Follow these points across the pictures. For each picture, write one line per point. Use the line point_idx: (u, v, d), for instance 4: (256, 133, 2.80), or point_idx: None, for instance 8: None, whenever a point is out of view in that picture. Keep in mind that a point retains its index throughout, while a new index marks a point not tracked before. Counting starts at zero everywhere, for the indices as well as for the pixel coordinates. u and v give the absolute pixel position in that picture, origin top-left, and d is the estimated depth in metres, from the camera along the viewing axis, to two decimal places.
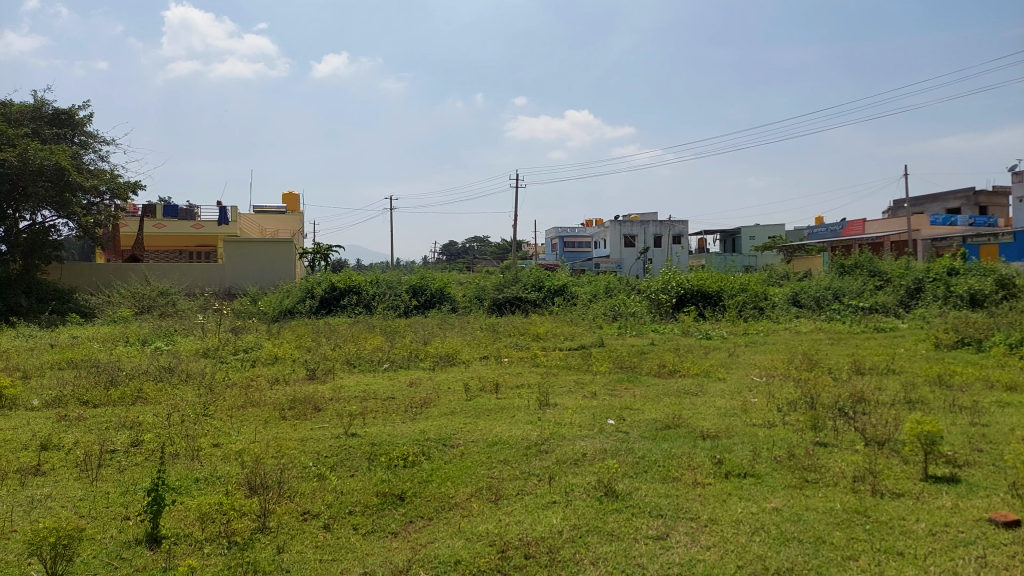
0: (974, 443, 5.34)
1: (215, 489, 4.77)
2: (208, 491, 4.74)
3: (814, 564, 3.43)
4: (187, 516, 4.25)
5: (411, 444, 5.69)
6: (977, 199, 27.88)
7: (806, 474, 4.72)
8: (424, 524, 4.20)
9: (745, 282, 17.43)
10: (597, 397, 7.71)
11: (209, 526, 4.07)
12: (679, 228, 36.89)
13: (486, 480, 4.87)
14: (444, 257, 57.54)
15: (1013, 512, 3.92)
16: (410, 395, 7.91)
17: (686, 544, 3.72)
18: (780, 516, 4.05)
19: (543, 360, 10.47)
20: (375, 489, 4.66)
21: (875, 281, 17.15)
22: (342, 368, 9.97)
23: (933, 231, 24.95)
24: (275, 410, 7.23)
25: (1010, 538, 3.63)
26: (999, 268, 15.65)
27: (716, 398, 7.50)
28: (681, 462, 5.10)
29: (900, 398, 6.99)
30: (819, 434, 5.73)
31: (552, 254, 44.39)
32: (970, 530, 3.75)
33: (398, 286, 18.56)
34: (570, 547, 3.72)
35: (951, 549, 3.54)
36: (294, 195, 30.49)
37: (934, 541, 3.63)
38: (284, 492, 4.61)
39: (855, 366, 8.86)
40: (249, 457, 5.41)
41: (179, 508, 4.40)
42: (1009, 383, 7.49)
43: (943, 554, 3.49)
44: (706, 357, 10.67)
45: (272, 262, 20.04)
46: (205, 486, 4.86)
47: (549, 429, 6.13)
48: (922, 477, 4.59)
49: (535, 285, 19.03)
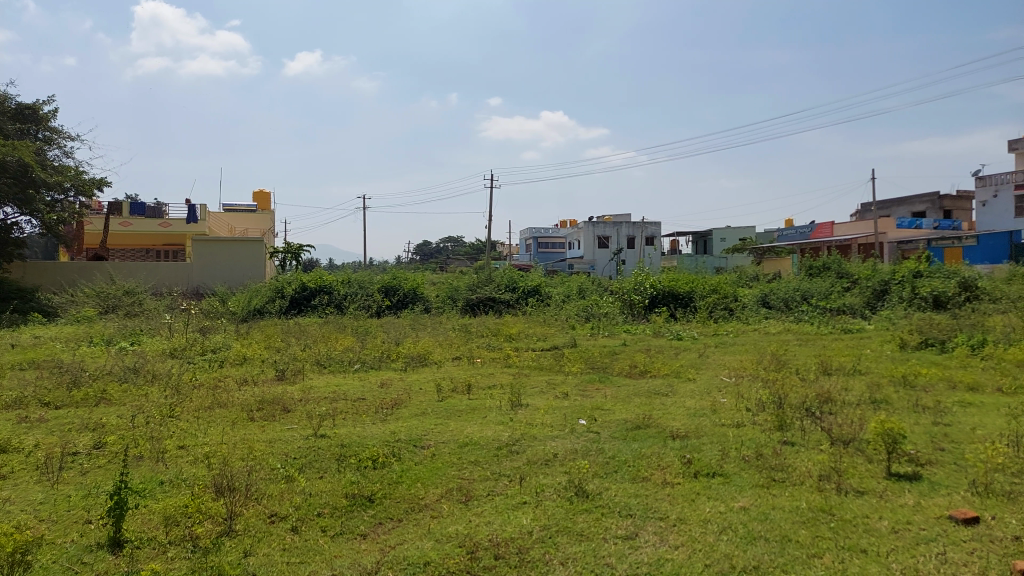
0: (937, 443, 5.43)
1: (180, 492, 4.68)
2: (173, 494, 4.66)
3: (780, 562, 3.46)
4: (151, 519, 4.16)
5: (381, 446, 5.63)
6: (942, 203, 28.41)
7: (773, 474, 4.76)
8: (393, 525, 4.16)
9: (716, 283, 17.64)
10: (568, 398, 7.72)
11: (173, 530, 3.99)
12: (651, 231, 36.95)
13: (456, 481, 4.84)
14: (417, 257, 57.21)
15: (973, 510, 4.00)
16: (381, 396, 7.85)
17: (654, 544, 3.73)
18: (748, 515, 4.08)
19: (515, 361, 10.43)
20: (344, 491, 4.62)
21: (843, 283, 17.45)
22: (311, 369, 9.85)
23: (898, 233, 25.44)
24: (243, 411, 7.13)
25: (969, 534, 3.70)
26: (962, 270, 16.01)
27: (686, 399, 7.57)
28: (651, 462, 5.13)
29: (866, 398, 7.11)
30: (787, 434, 5.80)
31: (527, 255, 44.48)
32: (931, 528, 3.81)
33: (370, 286, 18.40)
34: (540, 547, 3.71)
35: (912, 546, 3.60)
36: (265, 194, 30.10)
37: (897, 539, 3.69)
38: (251, 493, 4.54)
39: (822, 367, 9.01)
40: (216, 460, 5.33)
41: (143, 511, 4.31)
42: (971, 383, 7.65)
43: (906, 551, 3.54)
44: (677, 358, 10.77)
45: (241, 261, 19.75)
46: (170, 489, 4.77)
47: (521, 430, 6.12)
48: (885, 475, 4.67)
49: (508, 286, 19.00)
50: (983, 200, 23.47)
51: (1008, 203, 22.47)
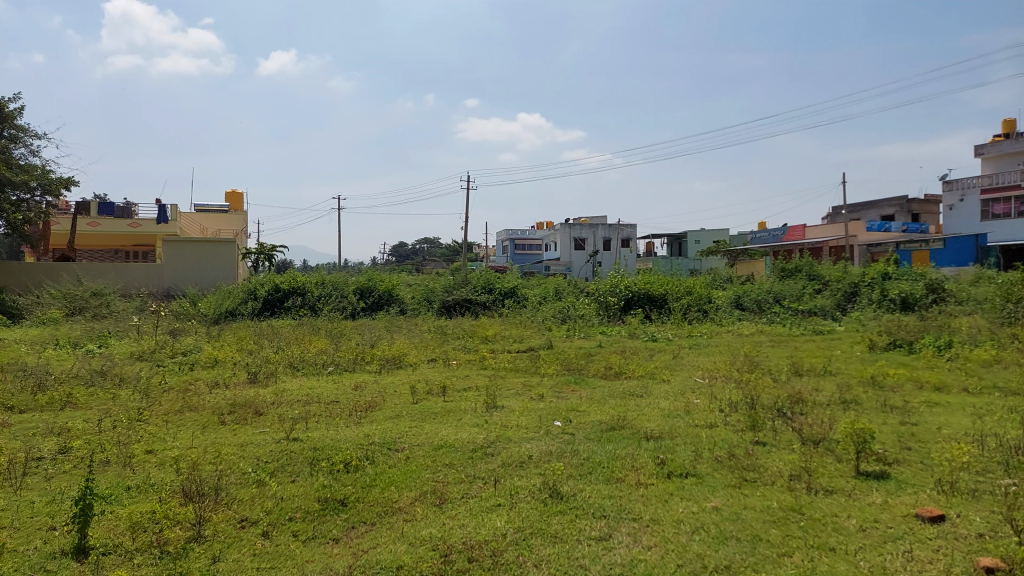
0: (904, 442, 5.53)
1: (148, 498, 4.60)
2: (141, 499, 4.57)
3: (750, 561, 3.49)
4: (118, 525, 4.08)
5: (355, 449, 5.58)
6: (910, 207, 28.94)
7: (745, 474, 4.81)
8: (366, 529, 4.13)
9: (690, 285, 17.78)
10: (544, 400, 7.72)
11: (141, 536, 3.91)
12: (627, 233, 37.18)
13: (430, 484, 4.81)
14: (392, 258, 56.89)
15: (939, 508, 4.07)
16: (355, 399, 7.78)
17: (628, 545, 3.74)
18: (720, 515, 4.11)
19: (491, 363, 10.41)
20: (316, 495, 4.57)
21: (814, 285, 17.69)
22: (284, 372, 9.73)
23: (868, 236, 25.87)
24: (214, 415, 7.02)
25: (935, 532, 3.76)
26: (929, 272, 16.33)
27: (660, 400, 7.61)
28: (625, 463, 5.15)
29: (836, 398, 7.21)
30: (758, 434, 5.86)
31: (504, 257, 44.47)
32: (897, 526, 3.87)
33: (345, 288, 18.24)
34: (513, 549, 3.69)
35: (880, 544, 3.65)
36: (237, 194, 29.71)
37: (864, 537, 3.74)
38: (220, 498, 4.48)
39: (794, 368, 9.13)
40: (185, 464, 5.24)
41: (110, 517, 4.22)
42: (938, 384, 7.80)
43: (873, 549, 3.60)
44: (651, 359, 10.83)
45: (213, 262, 19.48)
46: (137, 494, 4.67)
47: (496, 432, 6.10)
48: (854, 474, 4.74)
49: (485, 288, 18.98)
50: (950, 204, 23.97)
51: (974, 207, 22.95)
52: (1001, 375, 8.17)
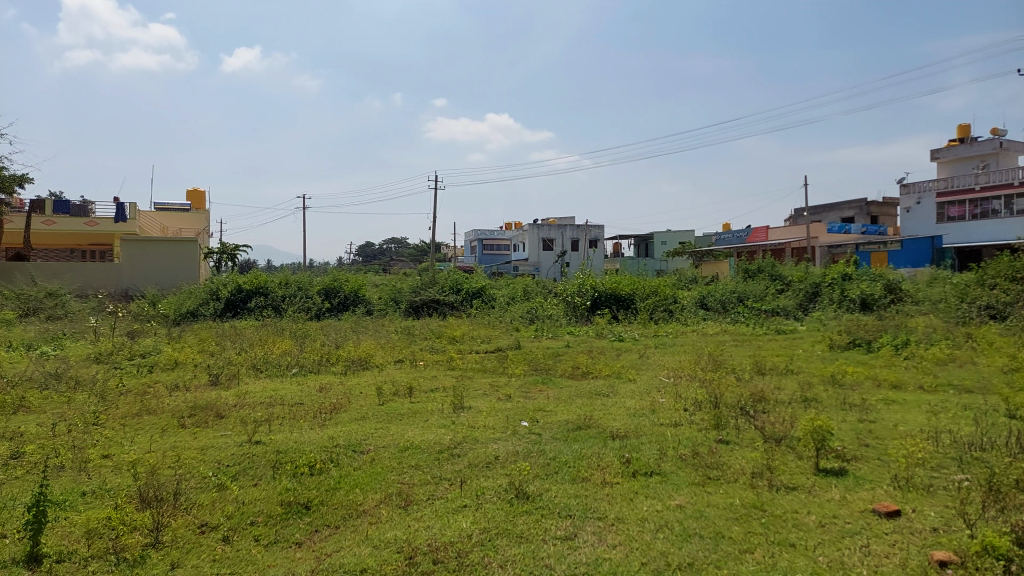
0: (862, 439, 5.65)
1: (105, 503, 4.48)
2: (97, 505, 4.45)
3: (713, 558, 3.53)
4: (72, 533, 3.96)
5: (319, 451, 5.51)
6: (869, 209, 29.62)
7: (709, 472, 4.86)
8: (330, 532, 4.07)
9: (656, 286, 17.96)
10: (511, 400, 7.72)
11: (96, 542, 3.81)
12: (594, 233, 37.44)
13: (396, 486, 4.77)
14: (359, 258, 56.40)
15: (895, 503, 4.16)
16: (319, 401, 7.69)
17: (593, 544, 3.76)
18: (684, 512, 4.16)
19: (459, 364, 10.37)
20: (279, 499, 4.50)
21: (777, 286, 17.99)
22: (247, 374, 9.57)
23: (828, 238, 26.42)
24: (174, 418, 6.88)
25: (891, 527, 3.85)
26: (887, 273, 16.73)
27: (627, 399, 7.67)
28: (591, 462, 5.17)
29: (798, 397, 7.33)
30: (722, 433, 5.93)
31: (472, 258, 44.37)
32: (855, 521, 3.95)
33: (310, 288, 18.01)
34: (479, 550, 3.68)
35: (838, 539, 3.72)
36: (200, 193, 29.14)
37: (823, 533, 3.81)
38: (179, 503, 4.38)
39: (757, 367, 9.27)
40: (143, 468, 5.11)
41: (64, 524, 4.09)
42: (895, 382, 7.98)
43: (832, 544, 3.66)
44: (618, 359, 10.91)
45: (175, 262, 19.09)
46: (93, 500, 4.54)
47: (462, 433, 6.07)
48: (815, 471, 4.82)
49: (452, 288, 18.92)
50: (907, 206, 24.57)
51: (930, 210, 23.57)
52: (954, 374, 8.39)
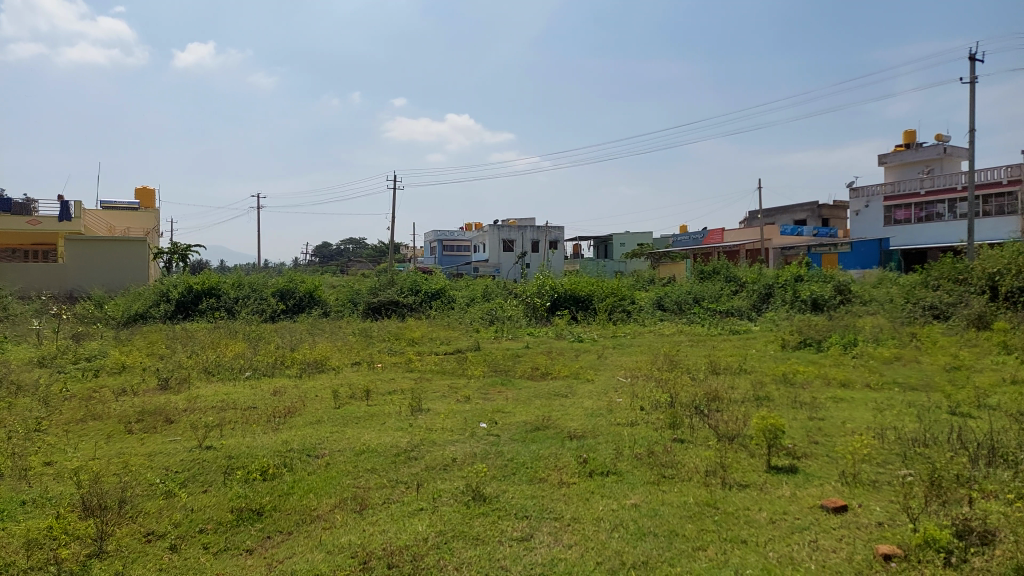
0: (811, 437, 5.78)
1: (45, 512, 4.30)
2: (37, 514, 4.28)
3: (666, 556, 3.57)
4: (9, 544, 3.80)
5: (272, 456, 5.40)
6: (820, 212, 30.38)
7: (663, 471, 4.91)
8: (282, 538, 3.99)
9: (614, 286, 18.10)
10: (470, 401, 7.68)
11: (35, 553, 3.66)
12: (554, 235, 37.63)
13: (351, 490, 4.71)
14: (316, 258, 55.62)
15: (842, 499, 4.26)
16: (273, 404, 7.54)
17: (549, 544, 3.76)
18: (638, 511, 4.19)
19: (417, 366, 10.28)
20: (230, 505, 4.39)
21: (731, 287, 18.31)
22: (198, 377, 9.34)
23: (781, 240, 26.98)
24: (120, 424, 6.67)
25: (838, 522, 3.94)
26: (837, 274, 17.17)
27: (584, 399, 7.71)
28: (548, 463, 5.18)
29: (751, 396, 7.47)
30: (677, 432, 5.99)
31: (432, 258, 44.12)
32: (804, 517, 4.03)
33: (264, 290, 17.67)
34: (434, 554, 3.64)
35: (788, 535, 3.79)
36: (149, 192, 28.33)
37: (774, 529, 3.88)
38: (124, 511, 4.24)
39: (711, 367, 9.42)
40: (87, 475, 4.93)
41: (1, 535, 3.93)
42: (844, 380, 8.20)
43: (782, 540, 3.72)
44: (576, 360, 10.97)
45: (124, 262, 18.54)
46: (33, 509, 4.36)
47: (419, 436, 6.02)
48: (766, 469, 4.91)
49: (411, 289, 18.76)
50: (856, 209, 25.24)
51: (877, 213, 24.27)
52: (900, 372, 8.64)
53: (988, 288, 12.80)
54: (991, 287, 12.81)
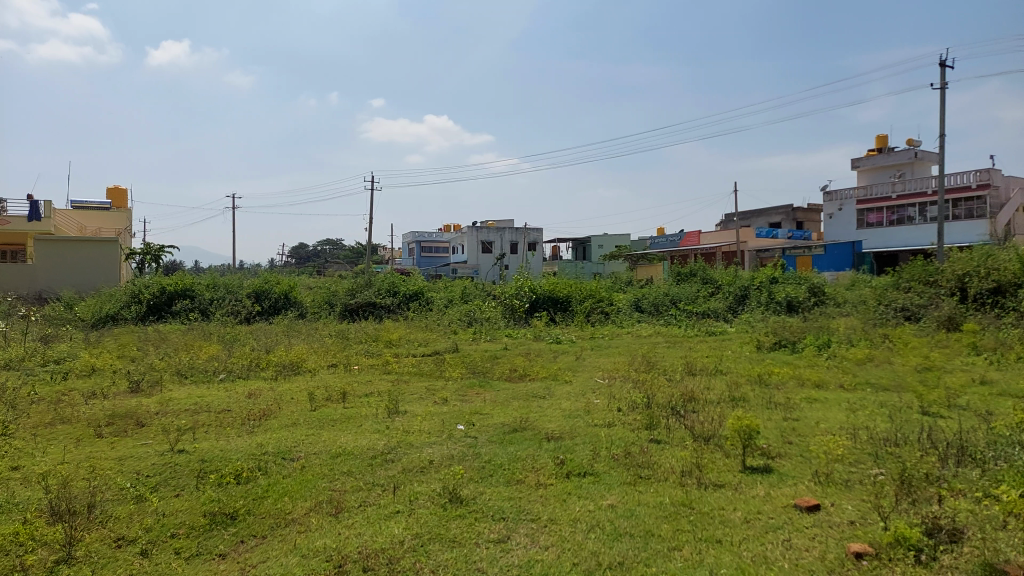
0: (785, 437, 5.84)
1: (10, 518, 4.20)
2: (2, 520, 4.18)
3: (642, 557, 3.58)
4: None
5: (246, 459, 5.33)
6: (795, 215, 30.78)
7: (640, 471, 4.93)
8: (256, 543, 3.94)
9: (592, 288, 18.16)
10: (448, 403, 7.66)
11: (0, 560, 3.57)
12: (533, 236, 37.69)
13: (327, 493, 4.66)
14: (292, 259, 55.13)
15: (815, 498, 4.31)
16: (248, 407, 7.45)
17: (526, 546, 3.75)
18: (615, 512, 4.21)
19: (394, 367, 10.22)
20: (203, 509, 4.32)
21: (708, 289, 18.46)
22: (171, 380, 9.19)
23: (756, 242, 27.28)
24: (90, 427, 6.54)
25: (811, 521, 3.98)
26: (811, 276, 17.40)
27: (562, 401, 7.72)
28: (526, 464, 5.17)
29: (726, 396, 7.54)
30: (653, 433, 6.03)
31: (410, 260, 43.94)
32: (778, 516, 4.07)
33: (239, 291, 17.46)
34: (410, 556, 3.62)
35: (762, 534, 3.82)
36: (121, 191, 27.87)
37: (748, 528, 3.91)
38: (94, 516, 4.16)
39: (688, 368, 9.48)
40: (55, 480, 4.83)
41: None
42: (817, 381, 8.30)
43: (756, 539, 3.76)
44: (555, 361, 10.99)
45: (94, 263, 18.22)
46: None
47: (396, 438, 5.98)
48: (741, 469, 4.95)
49: (389, 291, 18.64)
50: (830, 212, 25.58)
51: (851, 216, 24.61)
52: (872, 373, 8.77)
53: (958, 290, 13.05)
54: (961, 289, 13.06)
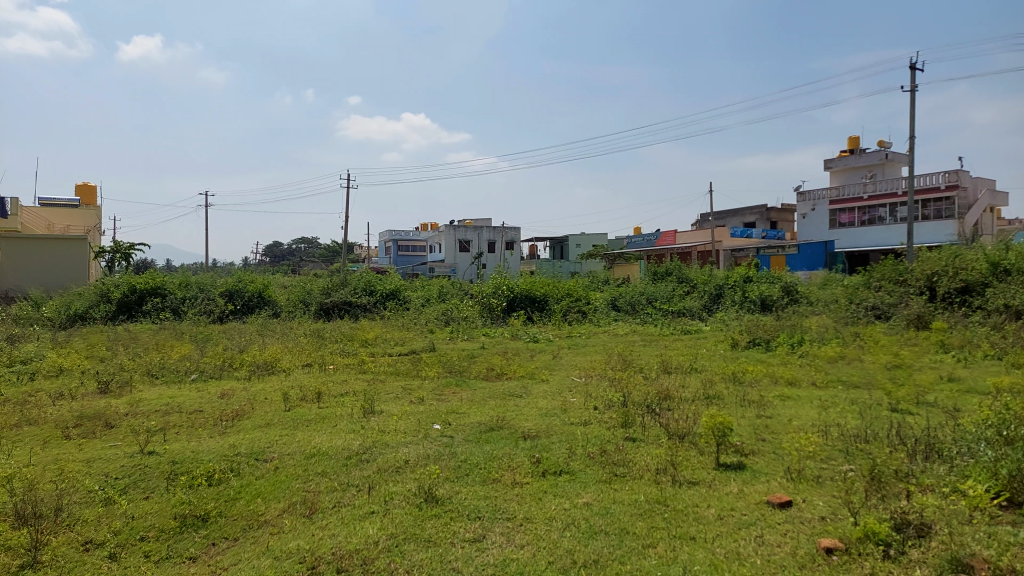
0: (759, 434, 5.91)
1: None
2: None
3: (617, 554, 3.59)
4: None
5: (218, 461, 5.26)
6: (769, 215, 31.17)
7: (616, 469, 4.95)
8: (228, 545, 3.88)
9: (569, 287, 18.22)
10: (424, 402, 7.64)
11: None
12: (511, 235, 37.72)
13: (300, 494, 4.61)
14: (267, 258, 54.62)
15: (787, 495, 4.36)
16: (220, 408, 7.34)
17: (501, 545, 3.75)
18: (590, 510, 4.22)
19: (370, 367, 10.15)
20: (174, 511, 4.25)
21: (683, 288, 18.60)
22: (141, 380, 9.04)
23: (731, 241, 27.56)
24: (57, 429, 6.40)
25: (783, 517, 4.03)
26: (784, 275, 17.62)
27: (539, 399, 7.73)
28: (502, 463, 5.17)
29: (700, 394, 7.60)
30: (629, 431, 6.06)
31: (387, 258, 43.71)
32: (751, 513, 4.11)
33: (212, 290, 17.22)
34: (385, 557, 3.59)
35: (735, 531, 3.85)
36: (90, 188, 27.36)
37: (721, 525, 3.94)
38: (60, 520, 4.08)
39: (663, 366, 9.54)
40: (20, 483, 4.72)
41: None
42: (790, 378, 8.42)
43: (729, 536, 3.79)
44: (532, 360, 11.00)
45: (63, 261, 17.89)
46: None
47: (372, 438, 5.95)
48: (715, 466, 4.99)
49: (365, 289, 18.52)
50: (803, 212, 25.88)
51: (823, 216, 24.95)
52: (843, 370, 8.91)
53: (927, 289, 13.30)
54: (929, 288, 13.32)
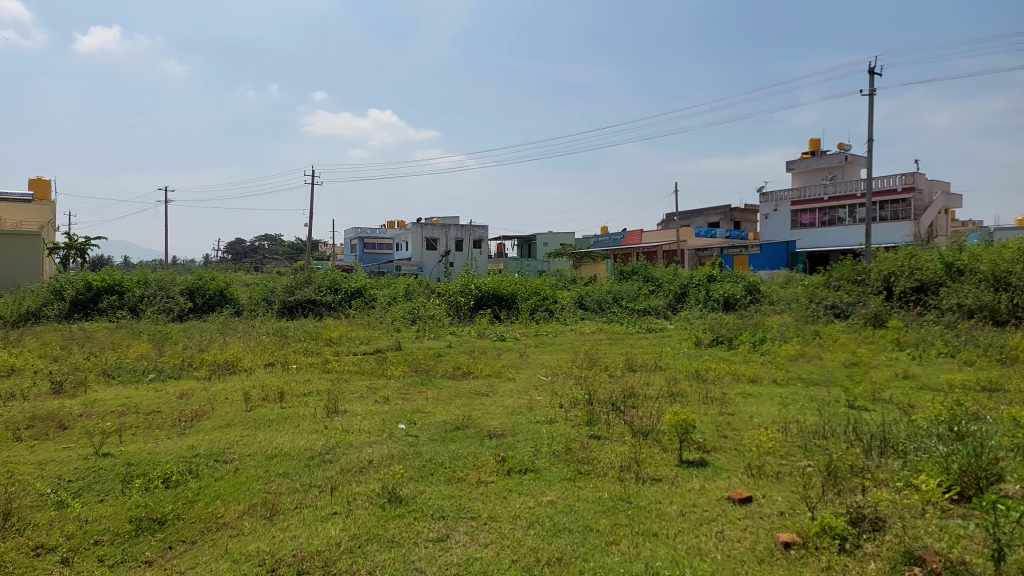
0: (721, 431, 5.99)
1: None
2: None
3: (580, 551, 3.60)
4: None
5: (176, 462, 5.14)
6: (733, 215, 31.63)
7: (580, 467, 4.97)
8: (186, 548, 3.80)
9: (536, 285, 18.24)
10: (389, 402, 7.57)
11: None
12: (479, 233, 37.62)
13: (261, 495, 4.53)
14: (229, 255, 53.64)
15: (748, 491, 4.42)
16: (178, 408, 7.18)
17: (464, 544, 3.73)
18: (554, 508, 4.23)
19: (334, 366, 10.03)
20: (129, 514, 4.14)
21: (649, 287, 18.76)
22: (96, 380, 8.78)
23: (696, 241, 27.88)
24: (6, 431, 6.19)
25: (744, 512, 4.09)
26: (747, 274, 17.90)
27: (504, 398, 7.71)
28: (466, 462, 5.15)
29: (664, 392, 7.68)
30: (593, 429, 6.09)
31: (353, 256, 43.25)
32: (712, 509, 4.16)
33: (172, 287, 16.83)
34: (347, 557, 3.55)
35: (696, 527, 3.90)
36: (43, 183, 26.53)
37: (683, 521, 3.98)
38: (10, 525, 3.95)
39: (628, 365, 9.61)
40: None
41: None
42: (752, 376, 8.56)
43: (690, 532, 3.83)
44: (498, 359, 10.98)
45: (15, 257, 17.35)
46: None
47: (335, 438, 5.88)
48: (677, 463, 5.05)
49: (330, 288, 18.27)
50: (766, 212, 26.27)
51: (785, 217, 25.38)
52: (803, 368, 9.08)
53: (884, 288, 13.63)
54: (886, 287, 13.65)
